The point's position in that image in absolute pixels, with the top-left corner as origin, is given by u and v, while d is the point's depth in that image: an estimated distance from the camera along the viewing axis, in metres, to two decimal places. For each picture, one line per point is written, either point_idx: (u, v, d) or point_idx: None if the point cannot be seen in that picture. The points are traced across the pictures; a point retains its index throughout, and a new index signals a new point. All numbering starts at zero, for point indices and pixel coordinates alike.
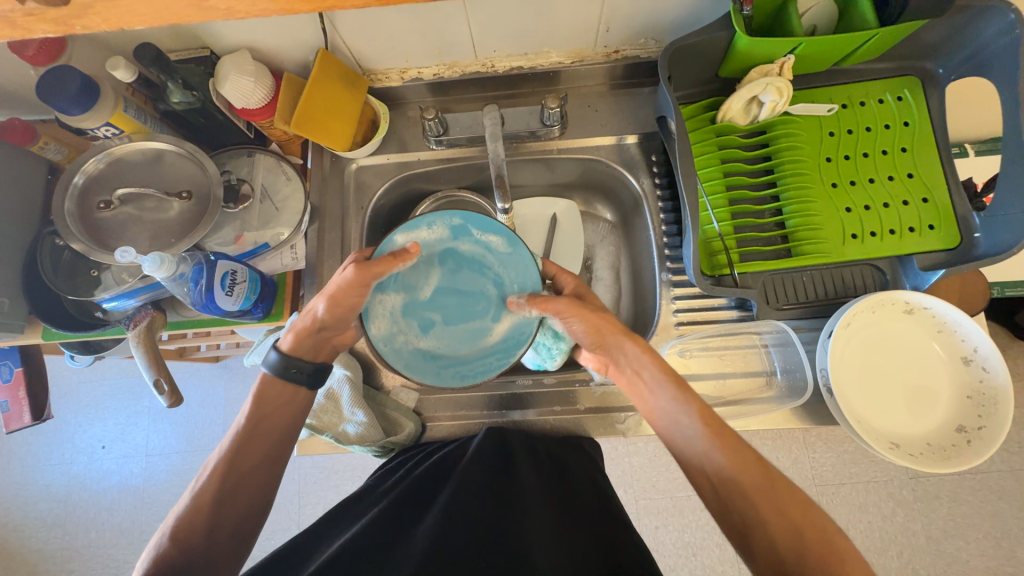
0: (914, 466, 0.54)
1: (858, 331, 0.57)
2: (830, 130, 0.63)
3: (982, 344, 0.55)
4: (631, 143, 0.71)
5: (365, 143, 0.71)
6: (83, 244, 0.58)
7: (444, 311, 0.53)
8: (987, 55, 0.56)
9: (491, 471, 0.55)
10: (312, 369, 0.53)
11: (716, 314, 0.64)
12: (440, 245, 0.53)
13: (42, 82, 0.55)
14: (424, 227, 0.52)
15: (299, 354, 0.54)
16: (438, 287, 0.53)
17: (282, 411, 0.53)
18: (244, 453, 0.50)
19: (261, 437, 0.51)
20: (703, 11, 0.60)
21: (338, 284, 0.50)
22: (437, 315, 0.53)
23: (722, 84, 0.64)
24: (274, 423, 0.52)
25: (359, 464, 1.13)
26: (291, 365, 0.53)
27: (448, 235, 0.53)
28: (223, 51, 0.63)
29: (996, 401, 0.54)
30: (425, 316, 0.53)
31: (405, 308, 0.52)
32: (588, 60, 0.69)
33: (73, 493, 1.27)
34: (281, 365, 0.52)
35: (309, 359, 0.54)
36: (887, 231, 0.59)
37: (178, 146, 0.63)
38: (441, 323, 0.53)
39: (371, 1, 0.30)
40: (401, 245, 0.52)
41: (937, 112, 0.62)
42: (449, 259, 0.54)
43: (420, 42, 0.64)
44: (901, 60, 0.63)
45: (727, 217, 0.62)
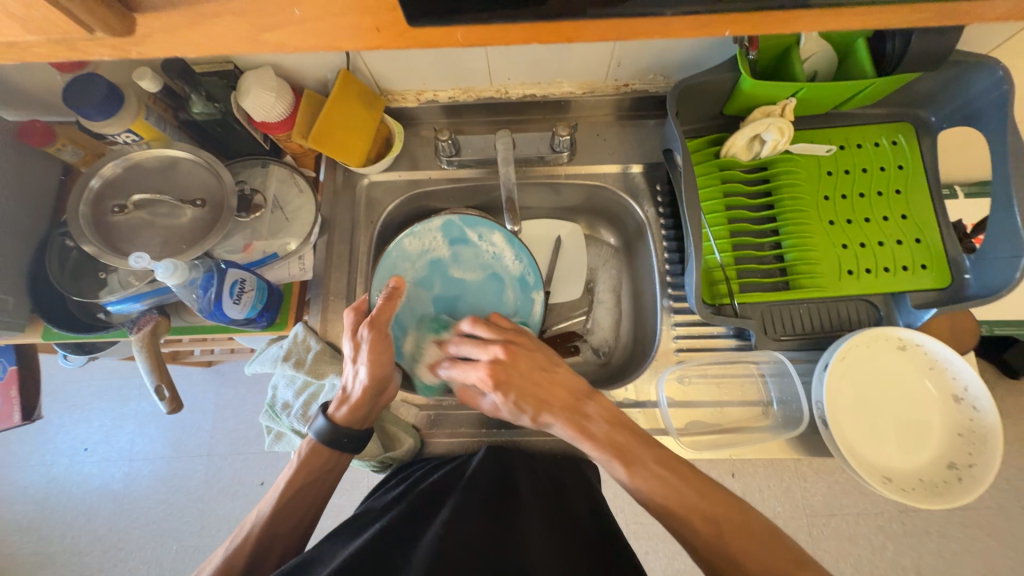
0: (907, 502, 0.55)
1: (852, 365, 0.59)
2: (828, 169, 0.65)
3: (972, 383, 0.56)
4: (636, 171, 0.73)
5: (378, 160, 0.72)
6: (95, 247, 0.58)
7: (446, 294, 0.67)
8: (976, 108, 0.59)
9: (491, 493, 0.55)
10: (363, 435, 0.55)
11: (714, 342, 0.65)
12: (503, 269, 0.68)
13: (69, 89, 0.56)
14: (512, 255, 0.67)
15: (350, 423, 0.55)
16: (462, 278, 0.68)
17: (322, 480, 0.54)
18: (285, 512, 0.52)
19: (303, 502, 0.53)
20: (711, 52, 0.63)
21: (371, 339, 0.53)
22: (438, 293, 0.67)
23: (726, 121, 0.67)
24: (313, 492, 0.54)
25: (349, 477, 1.11)
26: (341, 435, 0.54)
27: (514, 275, 0.68)
28: (246, 66, 0.65)
29: (986, 440, 0.55)
30: (436, 280, 0.67)
31: (430, 255, 0.67)
32: (599, 91, 0.72)
33: (51, 496, 1.24)
34: (328, 435, 0.53)
35: (358, 426, 0.55)
36: (881, 269, 0.61)
37: (194, 155, 0.64)
38: (430, 300, 0.67)
39: (409, 42, 0.32)
40: (492, 235, 0.67)
41: (929, 158, 0.65)
42: (492, 281, 0.68)
43: (438, 67, 0.67)
44: (896, 107, 0.66)
45: (728, 247, 0.63)
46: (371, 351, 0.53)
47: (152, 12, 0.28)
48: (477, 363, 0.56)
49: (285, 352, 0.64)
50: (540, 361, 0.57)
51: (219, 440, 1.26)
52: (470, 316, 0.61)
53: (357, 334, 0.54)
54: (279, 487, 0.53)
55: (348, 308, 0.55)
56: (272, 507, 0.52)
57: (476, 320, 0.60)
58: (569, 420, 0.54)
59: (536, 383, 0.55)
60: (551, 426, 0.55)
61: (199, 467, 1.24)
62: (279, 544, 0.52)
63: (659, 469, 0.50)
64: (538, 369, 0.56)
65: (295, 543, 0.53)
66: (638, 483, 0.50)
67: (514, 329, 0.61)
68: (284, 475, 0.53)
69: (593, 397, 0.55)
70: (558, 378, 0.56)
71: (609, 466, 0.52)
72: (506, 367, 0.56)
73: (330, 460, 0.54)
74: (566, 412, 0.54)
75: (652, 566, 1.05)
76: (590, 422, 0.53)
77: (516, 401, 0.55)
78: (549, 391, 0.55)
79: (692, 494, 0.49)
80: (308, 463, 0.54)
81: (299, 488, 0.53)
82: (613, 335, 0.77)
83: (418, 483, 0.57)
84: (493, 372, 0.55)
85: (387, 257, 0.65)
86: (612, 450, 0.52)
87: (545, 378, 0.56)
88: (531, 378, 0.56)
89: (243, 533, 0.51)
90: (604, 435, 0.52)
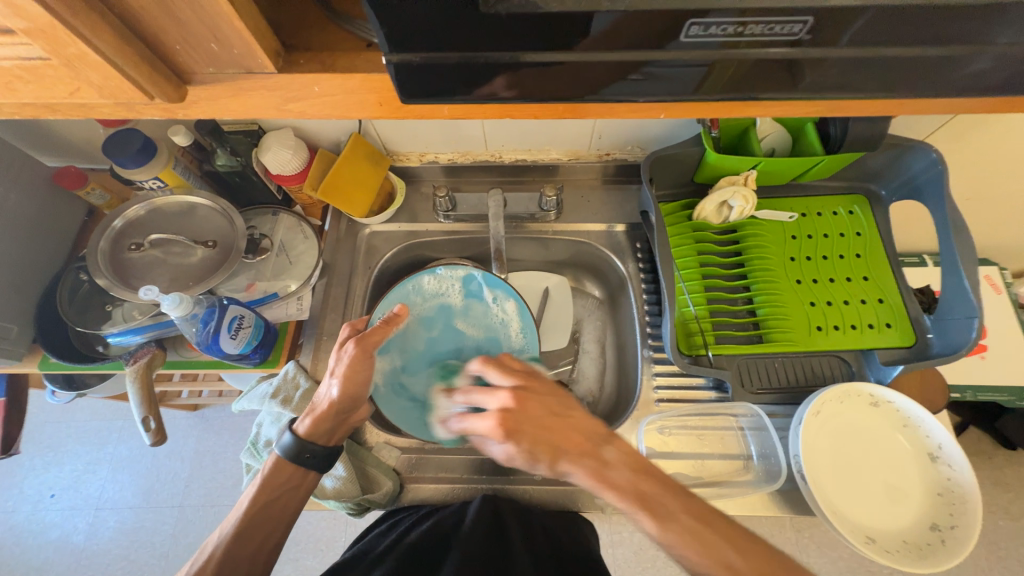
0: (895, 566, 0.53)
1: (828, 420, 0.60)
2: (792, 234, 0.71)
3: (945, 441, 0.58)
4: (619, 230, 0.79)
5: (380, 212, 0.79)
6: (107, 280, 0.62)
7: (442, 339, 0.70)
8: (917, 184, 0.66)
9: (480, 549, 0.54)
10: (326, 452, 0.55)
11: (695, 393, 0.67)
12: (505, 335, 0.70)
13: (109, 140, 0.64)
14: (518, 324, 0.70)
15: (314, 438, 0.55)
16: (461, 330, 0.71)
17: (286, 498, 0.53)
18: (247, 531, 0.51)
19: (267, 523, 0.52)
20: (680, 129, 0.72)
21: (355, 356, 0.54)
22: (435, 336, 0.70)
23: (697, 188, 0.74)
24: (278, 511, 0.53)
25: (324, 536, 1.05)
26: (305, 449, 0.54)
27: (514, 346, 0.70)
28: (269, 128, 0.73)
29: (965, 500, 0.55)
30: (438, 323, 0.70)
31: (441, 298, 0.71)
32: (583, 159, 0.80)
33: (5, 547, 1.17)
34: (293, 449, 0.53)
35: (322, 443, 0.55)
36: (848, 326, 0.65)
37: (212, 202, 0.70)
38: (425, 340, 0.69)
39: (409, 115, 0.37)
40: (506, 300, 0.71)
41: (884, 226, 0.71)
42: (490, 344, 0.70)
43: (440, 134, 0.75)
44: (850, 180, 0.73)
45: (703, 301, 0.67)
46: (351, 367, 0.54)
47: (201, 85, 0.34)
48: (485, 413, 0.48)
49: (273, 390, 0.66)
50: (551, 404, 0.48)
51: (192, 490, 1.21)
52: (479, 356, 0.53)
53: (343, 347, 0.56)
54: (242, 507, 0.52)
55: (346, 323, 0.58)
56: (234, 527, 0.51)
57: (488, 361, 0.52)
58: (588, 468, 0.45)
59: (549, 430, 0.47)
60: (569, 476, 0.46)
61: (167, 521, 1.18)
62: (241, 570, 0.49)
63: (692, 522, 0.43)
64: (550, 413, 0.48)
65: (261, 569, 0.51)
66: (669, 538, 0.43)
67: (525, 367, 0.52)
68: (249, 493, 0.53)
69: (611, 440, 0.48)
70: (574, 422, 0.48)
71: (635, 519, 0.44)
72: (516, 415, 0.47)
73: (295, 476, 0.54)
74: (584, 459, 0.46)
75: None
76: (611, 469, 0.45)
77: (529, 451, 0.46)
78: (563, 436, 0.47)
79: (731, 553, 0.42)
80: (272, 481, 0.53)
81: (262, 505, 0.52)
82: (597, 385, 0.79)
83: (406, 535, 0.57)
84: (503, 420, 0.47)
85: (402, 291, 0.69)
86: (639, 500, 0.44)
87: (557, 423, 0.47)
88: (544, 424, 0.47)
89: (205, 552, 0.50)
90: (627, 482, 0.45)
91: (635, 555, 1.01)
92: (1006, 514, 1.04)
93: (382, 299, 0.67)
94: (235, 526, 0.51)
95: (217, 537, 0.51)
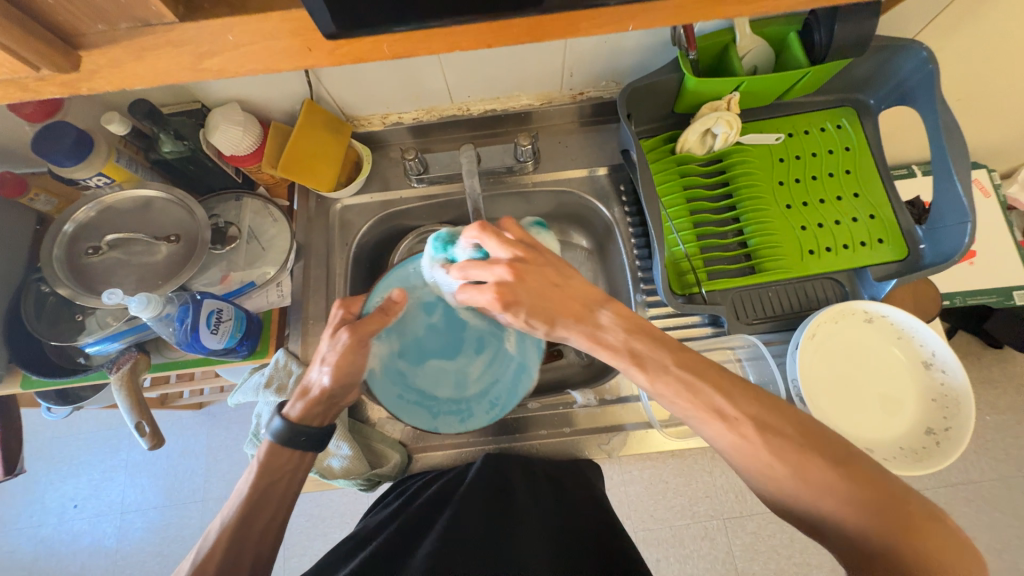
0: (893, 471, 0.55)
1: (824, 341, 0.60)
2: (780, 157, 0.68)
3: (938, 348, 0.58)
4: (601, 173, 0.76)
5: (349, 183, 0.74)
6: (69, 289, 0.59)
7: (441, 326, 0.63)
8: (908, 88, 0.62)
9: (485, 499, 0.56)
10: (321, 433, 0.55)
11: (691, 331, 0.67)
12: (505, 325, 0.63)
13: (38, 136, 0.58)
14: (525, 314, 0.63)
15: (308, 421, 0.55)
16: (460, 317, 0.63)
17: (287, 480, 0.54)
18: (253, 514, 0.50)
19: (270, 503, 0.52)
20: (656, 56, 0.67)
21: (349, 345, 0.54)
22: (436, 322, 0.63)
23: (677, 120, 0.70)
24: (280, 494, 0.53)
25: (349, 510, 1.08)
26: (299, 432, 0.54)
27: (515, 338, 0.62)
28: (213, 104, 0.67)
29: (959, 402, 0.56)
30: (438, 308, 0.63)
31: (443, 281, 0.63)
32: (557, 102, 0.75)
33: (41, 558, 1.20)
34: (285, 434, 0.53)
35: (319, 425, 0.55)
36: (840, 246, 0.64)
37: (167, 193, 0.65)
38: (426, 326, 0.62)
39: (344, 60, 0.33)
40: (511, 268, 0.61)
41: (873, 138, 0.68)
42: (488, 335, 0.63)
43: (399, 91, 0.70)
44: (837, 93, 0.69)
45: (693, 238, 0.66)
46: (344, 355, 0.53)
47: (96, 50, 0.31)
48: (483, 286, 0.49)
49: (266, 380, 0.65)
50: (551, 275, 0.49)
51: (213, 483, 1.23)
52: (476, 222, 0.51)
53: (335, 333, 0.55)
54: (242, 491, 0.52)
55: (338, 305, 0.56)
56: (235, 513, 0.50)
57: (483, 228, 0.51)
58: (584, 332, 0.48)
59: (547, 299, 0.48)
60: (567, 338, 0.49)
61: (194, 514, 1.21)
62: (252, 549, 0.50)
63: (681, 371, 0.45)
64: (549, 283, 0.49)
65: (270, 548, 0.52)
66: (659, 387, 0.45)
67: (525, 239, 0.51)
68: (246, 481, 0.52)
69: (606, 304, 0.49)
70: (572, 292, 0.49)
71: (627, 373, 0.47)
72: (514, 287, 0.48)
73: (294, 459, 0.54)
74: (580, 324, 0.48)
75: (664, 572, 1.03)
76: (606, 332, 0.48)
77: (528, 319, 0.48)
78: (560, 305, 0.48)
79: (716, 396, 0.43)
80: (271, 464, 0.53)
81: (264, 488, 0.52)
82: None
83: (413, 498, 0.59)
84: (499, 293, 0.47)
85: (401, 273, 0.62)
86: (629, 356, 0.47)
87: (556, 293, 0.48)
88: (542, 294, 0.48)
89: (210, 540, 0.49)
90: (621, 343, 0.47)
91: (648, 490, 1.05)
92: (993, 409, 1.08)
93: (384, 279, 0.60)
94: (237, 513, 0.50)
95: (218, 524, 0.50)
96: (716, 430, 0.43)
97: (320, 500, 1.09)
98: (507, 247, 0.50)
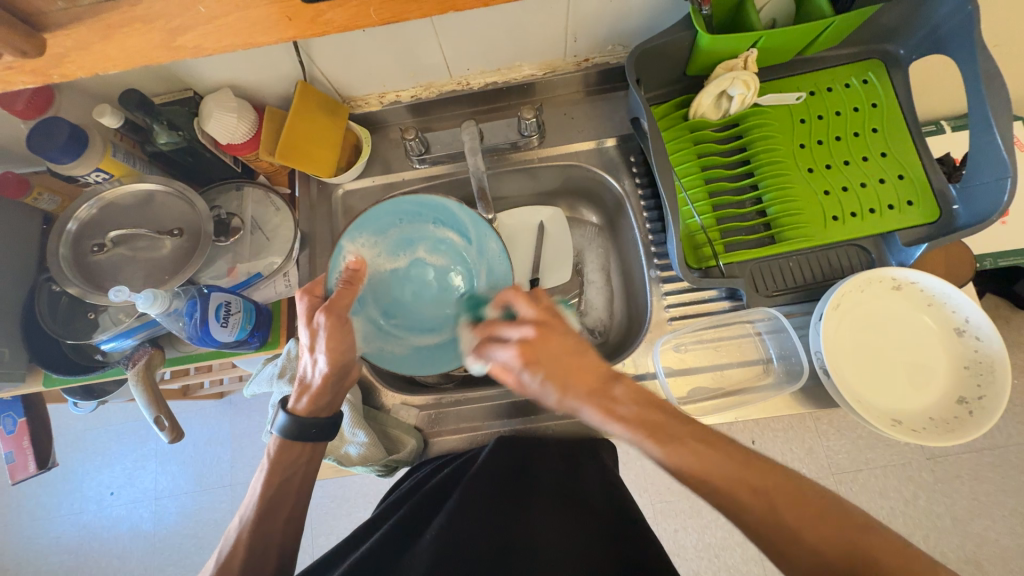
0: (920, 443, 0.53)
1: (848, 312, 0.58)
2: (800, 117, 0.64)
3: (973, 314, 0.55)
4: (610, 145, 0.72)
5: (348, 168, 0.72)
6: (79, 287, 0.59)
7: (405, 279, 0.64)
8: (942, 34, 0.57)
9: (497, 483, 0.56)
10: (330, 422, 0.55)
11: (707, 306, 0.64)
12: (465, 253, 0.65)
13: (31, 135, 0.57)
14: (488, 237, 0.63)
15: (316, 412, 0.55)
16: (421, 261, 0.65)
17: (302, 472, 0.54)
18: (268, 514, 0.52)
19: (288, 497, 0.53)
20: (665, 14, 0.62)
21: (330, 329, 0.52)
22: (401, 275, 0.64)
23: (690, 83, 0.66)
24: (296, 486, 0.54)
25: (371, 490, 1.11)
26: (307, 425, 0.54)
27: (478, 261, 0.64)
28: (206, 92, 0.65)
29: (994, 369, 0.54)
30: (398, 258, 0.64)
31: (399, 232, 0.64)
32: (561, 70, 0.71)
33: (84, 542, 1.26)
34: (294, 428, 0.53)
35: (325, 414, 0.55)
36: (866, 211, 0.60)
37: (167, 186, 0.64)
38: (394, 282, 0.64)
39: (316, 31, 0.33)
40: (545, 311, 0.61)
41: (903, 92, 0.63)
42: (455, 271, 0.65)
43: (395, 67, 0.66)
44: (863, 45, 0.64)
45: (708, 209, 0.63)
46: (330, 339, 0.52)
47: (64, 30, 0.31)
48: (507, 343, 0.48)
49: (279, 370, 0.65)
50: (571, 343, 0.48)
51: (238, 468, 1.27)
52: (511, 285, 0.52)
53: (312, 321, 0.53)
54: (257, 490, 0.53)
55: (302, 294, 0.54)
56: (259, 510, 0.52)
57: (517, 292, 0.51)
58: (597, 405, 0.45)
59: (565, 367, 0.47)
60: (579, 412, 0.46)
61: (223, 499, 1.25)
62: (275, 544, 0.52)
63: (694, 443, 0.43)
64: (566, 352, 0.47)
65: (293, 540, 0.54)
66: (676, 462, 0.42)
67: (554, 306, 0.51)
68: (259, 479, 0.53)
69: (619, 376, 0.47)
70: (589, 359, 0.47)
71: (642, 448, 0.44)
72: (536, 347, 0.47)
73: (306, 453, 0.54)
74: (594, 396, 0.46)
75: (683, 542, 1.04)
76: (619, 405, 0.45)
77: (545, 382, 0.46)
78: (575, 373, 0.46)
79: (732, 466, 0.42)
80: (283, 460, 0.53)
81: (279, 483, 0.53)
82: (607, 314, 0.76)
83: (427, 479, 0.59)
84: (522, 351, 0.47)
85: (350, 242, 0.61)
86: (644, 429, 0.44)
87: (572, 361, 0.47)
88: (562, 361, 0.47)
89: (230, 540, 0.51)
90: (633, 415, 0.45)
91: None
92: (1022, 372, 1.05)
93: (334, 256, 0.60)
94: (255, 510, 0.52)
95: (238, 523, 0.52)
96: (733, 498, 0.42)
97: (343, 481, 1.12)
98: (539, 310, 0.49)
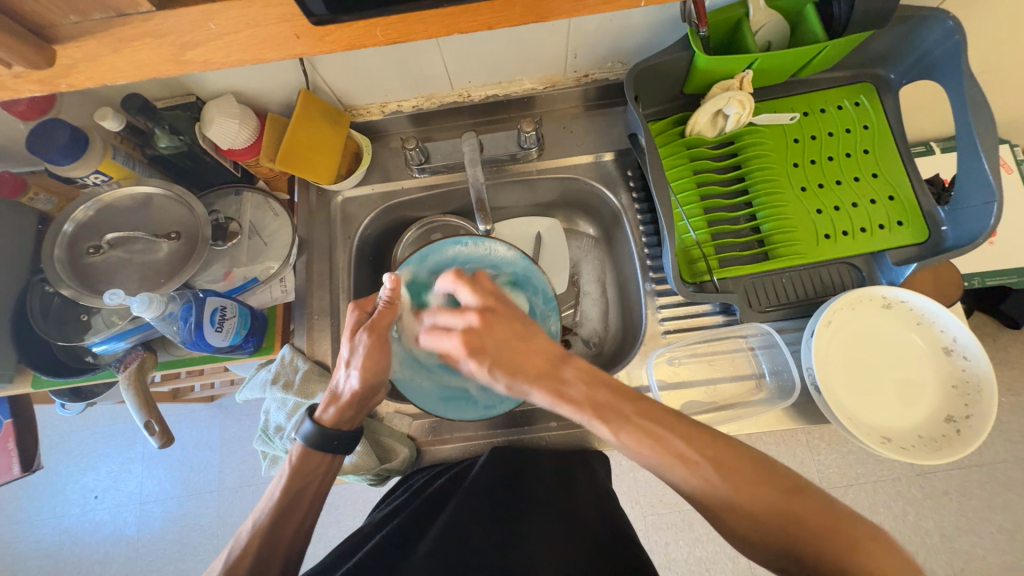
0: (906, 459, 0.54)
1: (840, 329, 0.59)
2: (794, 137, 0.65)
3: (960, 334, 0.56)
4: (607, 159, 0.73)
5: (349, 175, 0.73)
6: (72, 290, 0.58)
7: None
8: (932, 60, 0.59)
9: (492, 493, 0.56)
10: (352, 437, 0.55)
11: (702, 320, 0.65)
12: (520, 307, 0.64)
13: (30, 137, 0.57)
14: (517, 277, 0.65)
15: (340, 425, 0.55)
16: None
17: (318, 482, 0.54)
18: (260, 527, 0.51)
19: (303, 502, 0.53)
20: (664, 34, 0.64)
21: (371, 347, 0.53)
22: None
23: (687, 101, 0.67)
24: (313, 493, 0.54)
25: (361, 498, 1.10)
26: (330, 437, 0.53)
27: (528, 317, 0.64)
28: (208, 97, 0.66)
29: (980, 388, 0.55)
30: None
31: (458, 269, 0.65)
32: (560, 85, 0.72)
33: (65, 547, 1.24)
34: (316, 439, 0.53)
35: (348, 429, 0.55)
36: (858, 230, 0.61)
37: (166, 189, 0.64)
38: None
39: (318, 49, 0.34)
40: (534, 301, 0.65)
41: (893, 115, 0.65)
42: None
43: (397, 78, 0.67)
44: (856, 69, 0.66)
45: (703, 225, 0.64)
46: (370, 356, 0.53)
47: (75, 43, 0.32)
48: (451, 332, 0.49)
49: (273, 376, 0.65)
50: (517, 328, 0.49)
51: (227, 473, 1.25)
52: (450, 271, 0.52)
53: (354, 337, 0.54)
54: (273, 495, 0.52)
55: (350, 308, 0.55)
56: (267, 516, 0.51)
57: (458, 277, 0.51)
58: (547, 388, 0.46)
59: (510, 353, 0.47)
60: (529, 395, 0.47)
61: (210, 504, 1.23)
62: (280, 553, 0.51)
63: (643, 420, 0.44)
64: (514, 338, 0.48)
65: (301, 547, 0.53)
66: (623, 439, 0.44)
67: (497, 292, 0.52)
68: (278, 483, 0.53)
69: (569, 359, 0.47)
70: (536, 345, 0.48)
71: (592, 427, 0.45)
72: (481, 334, 0.48)
73: (325, 462, 0.54)
74: (544, 379, 0.46)
75: (674, 556, 1.04)
76: (569, 386, 0.46)
77: (491, 368, 0.47)
78: (523, 358, 0.47)
79: (680, 443, 0.43)
80: (301, 467, 0.53)
81: (296, 491, 0.53)
82: (602, 325, 0.77)
83: (421, 491, 0.59)
84: (465, 339, 0.48)
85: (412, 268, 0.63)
86: (592, 409, 0.45)
87: (521, 346, 0.48)
88: (507, 346, 0.47)
89: (241, 543, 0.50)
90: (583, 397, 0.45)
91: (656, 475, 1.06)
92: (1009, 390, 1.06)
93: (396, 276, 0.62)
94: (266, 517, 0.52)
95: (249, 527, 0.52)
96: (681, 475, 0.42)
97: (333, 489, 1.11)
98: (478, 296, 0.50)
